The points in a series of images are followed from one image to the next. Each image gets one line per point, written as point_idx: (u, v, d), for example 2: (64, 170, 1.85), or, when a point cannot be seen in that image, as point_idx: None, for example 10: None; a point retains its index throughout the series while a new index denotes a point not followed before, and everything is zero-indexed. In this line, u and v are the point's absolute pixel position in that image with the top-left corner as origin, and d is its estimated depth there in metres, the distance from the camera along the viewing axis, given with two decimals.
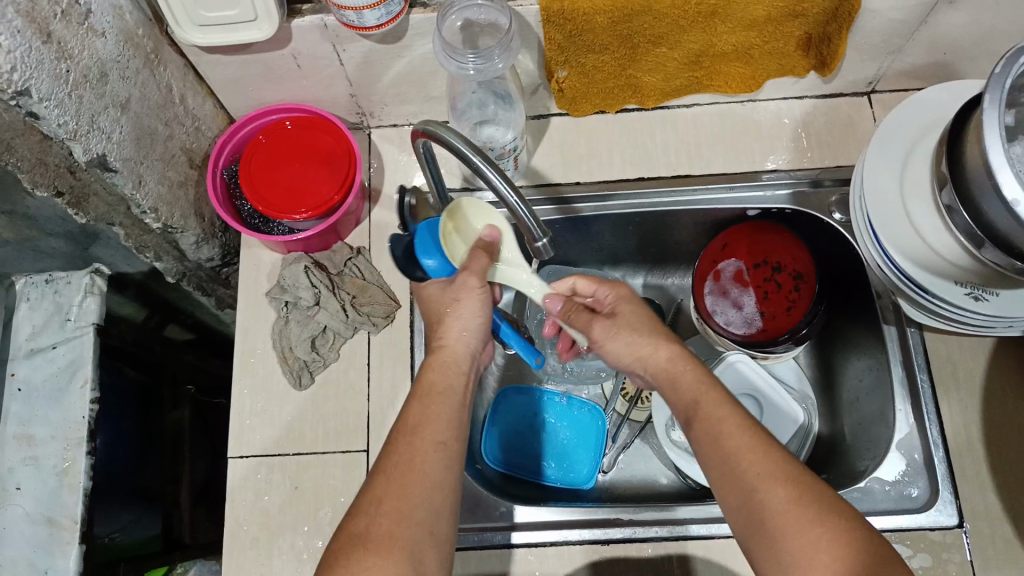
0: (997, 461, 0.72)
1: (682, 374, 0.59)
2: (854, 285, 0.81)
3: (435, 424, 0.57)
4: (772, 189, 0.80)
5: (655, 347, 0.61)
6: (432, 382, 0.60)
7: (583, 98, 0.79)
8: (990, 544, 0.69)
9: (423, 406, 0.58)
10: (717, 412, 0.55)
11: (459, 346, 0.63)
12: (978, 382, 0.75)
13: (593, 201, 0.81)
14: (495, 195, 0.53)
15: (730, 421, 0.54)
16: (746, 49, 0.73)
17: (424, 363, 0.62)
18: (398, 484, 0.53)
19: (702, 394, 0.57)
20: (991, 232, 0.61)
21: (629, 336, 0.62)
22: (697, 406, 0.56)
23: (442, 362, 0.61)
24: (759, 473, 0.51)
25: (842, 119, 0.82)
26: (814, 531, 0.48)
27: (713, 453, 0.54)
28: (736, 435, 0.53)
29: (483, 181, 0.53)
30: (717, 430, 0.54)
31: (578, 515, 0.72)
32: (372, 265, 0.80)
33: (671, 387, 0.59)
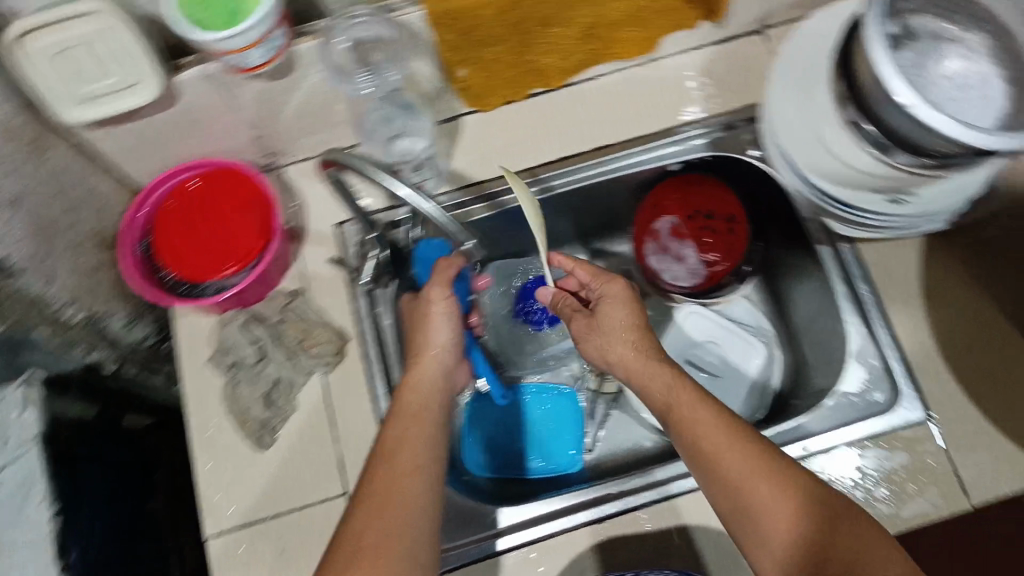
0: (950, 351, 0.75)
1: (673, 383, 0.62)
2: (785, 214, 0.82)
3: (411, 447, 0.60)
4: (687, 141, 0.81)
5: (637, 351, 0.66)
6: (409, 403, 0.65)
7: (489, 92, 0.79)
8: (959, 430, 0.72)
9: (398, 430, 0.62)
10: (747, 477, 0.56)
11: (430, 367, 0.68)
12: (917, 284, 0.77)
13: (519, 191, 0.81)
14: (417, 208, 0.63)
15: (696, 408, 0.60)
16: (636, 14, 0.73)
17: (401, 383, 0.67)
18: (375, 514, 0.55)
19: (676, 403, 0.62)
20: (896, 137, 0.65)
21: (602, 341, 0.68)
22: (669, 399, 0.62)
23: (414, 383, 0.66)
24: (727, 453, 0.57)
25: (742, 62, 0.81)
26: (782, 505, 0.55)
27: (686, 440, 0.60)
28: (704, 421, 0.59)
29: (399, 197, 0.60)
30: (687, 419, 0.60)
31: (567, 501, 0.72)
32: (313, 307, 0.79)
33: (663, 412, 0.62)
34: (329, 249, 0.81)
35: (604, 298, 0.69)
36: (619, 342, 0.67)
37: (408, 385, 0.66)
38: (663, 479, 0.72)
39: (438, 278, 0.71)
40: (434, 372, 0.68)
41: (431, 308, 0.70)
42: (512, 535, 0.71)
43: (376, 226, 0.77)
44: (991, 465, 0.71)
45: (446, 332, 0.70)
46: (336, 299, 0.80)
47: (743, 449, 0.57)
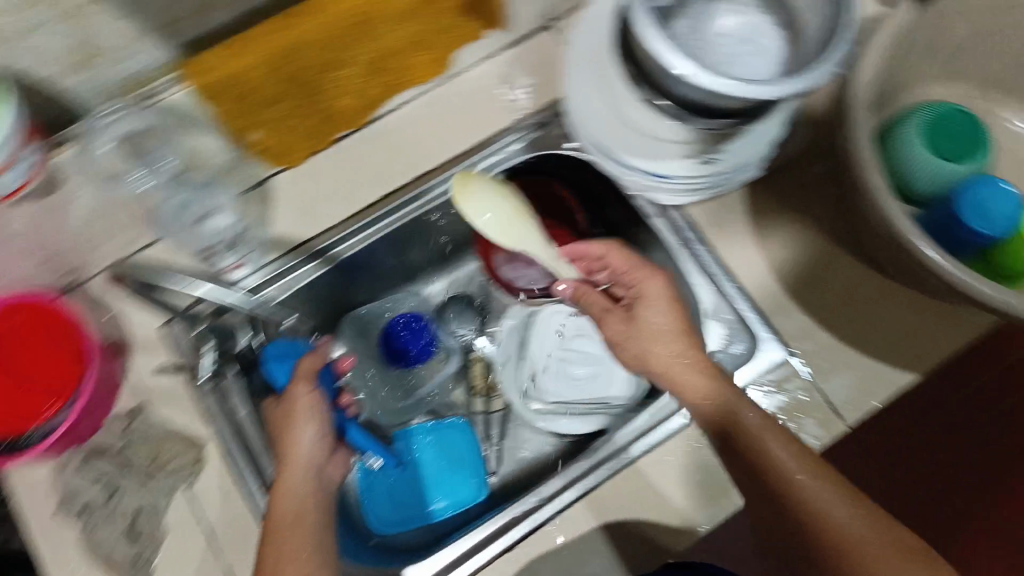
0: (795, 286, 0.79)
1: (737, 401, 0.61)
2: (611, 196, 0.84)
3: (289, 558, 0.61)
4: (505, 147, 0.80)
5: (694, 357, 0.65)
6: (281, 510, 0.65)
7: (291, 149, 0.75)
8: (818, 359, 0.77)
9: (274, 543, 0.62)
10: (832, 508, 0.54)
11: (295, 462, 0.69)
12: (749, 231, 0.81)
13: (348, 239, 0.78)
14: (224, 301, 0.71)
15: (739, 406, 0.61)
16: (418, 40, 0.71)
17: (273, 490, 0.67)
18: None
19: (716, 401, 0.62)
20: (689, 104, 0.68)
21: (644, 333, 0.67)
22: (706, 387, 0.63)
23: (281, 488, 0.66)
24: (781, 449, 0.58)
25: (539, 60, 0.81)
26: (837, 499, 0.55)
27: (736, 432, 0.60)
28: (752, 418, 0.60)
29: (201, 295, 0.69)
30: (731, 414, 0.61)
31: (478, 536, 0.72)
32: (158, 421, 0.73)
33: (728, 440, 0.61)
34: (164, 355, 0.75)
35: (635, 290, 0.71)
36: (662, 340, 0.66)
37: (281, 491, 0.66)
38: (563, 486, 0.73)
39: (302, 372, 0.73)
40: (303, 471, 0.69)
41: (296, 405, 0.71)
42: None
43: (202, 316, 0.75)
44: (853, 383, 0.76)
45: (311, 428, 0.71)
46: (183, 405, 0.74)
47: (827, 484, 0.56)
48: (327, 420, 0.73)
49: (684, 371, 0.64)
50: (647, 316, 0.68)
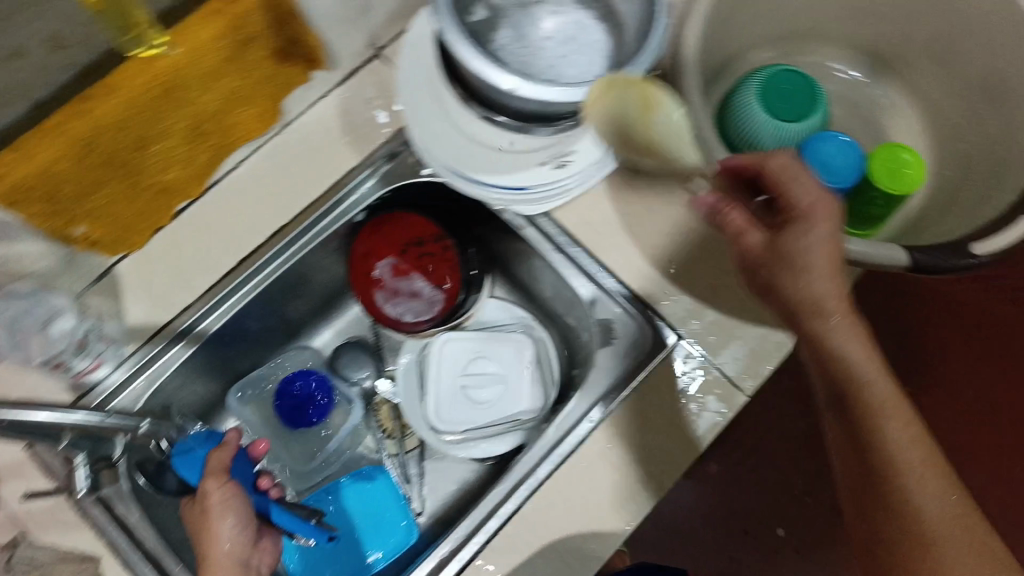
0: (678, 269, 0.78)
1: (864, 365, 0.62)
2: (476, 214, 0.85)
3: None
4: (359, 187, 0.78)
5: (840, 311, 0.62)
6: None
7: (128, 232, 0.70)
8: (710, 336, 0.76)
9: None
10: (923, 505, 0.60)
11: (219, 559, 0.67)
12: (618, 220, 0.80)
13: (213, 313, 0.76)
14: (69, 421, 0.64)
15: (839, 325, 0.62)
16: (234, 96, 0.67)
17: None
18: None
19: (821, 307, 0.61)
20: (527, 116, 0.66)
21: (823, 244, 0.60)
22: (808, 311, 0.62)
23: None
24: (881, 396, 0.62)
25: (376, 90, 0.78)
26: (920, 458, 0.61)
27: (823, 359, 0.63)
28: (858, 343, 0.62)
29: (39, 420, 0.61)
30: (828, 338, 0.62)
31: None
32: (43, 547, 0.68)
33: (840, 400, 0.63)
34: (34, 476, 0.70)
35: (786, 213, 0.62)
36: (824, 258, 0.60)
37: None
38: (484, 515, 0.74)
39: (211, 468, 0.70)
40: (228, 566, 0.67)
41: (210, 501, 0.68)
42: None
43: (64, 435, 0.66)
44: (748, 353, 0.76)
45: (229, 521, 0.68)
46: (67, 525, 0.69)
47: (927, 470, 0.61)
48: (246, 509, 0.70)
49: (837, 330, 0.62)
50: (808, 282, 0.60)
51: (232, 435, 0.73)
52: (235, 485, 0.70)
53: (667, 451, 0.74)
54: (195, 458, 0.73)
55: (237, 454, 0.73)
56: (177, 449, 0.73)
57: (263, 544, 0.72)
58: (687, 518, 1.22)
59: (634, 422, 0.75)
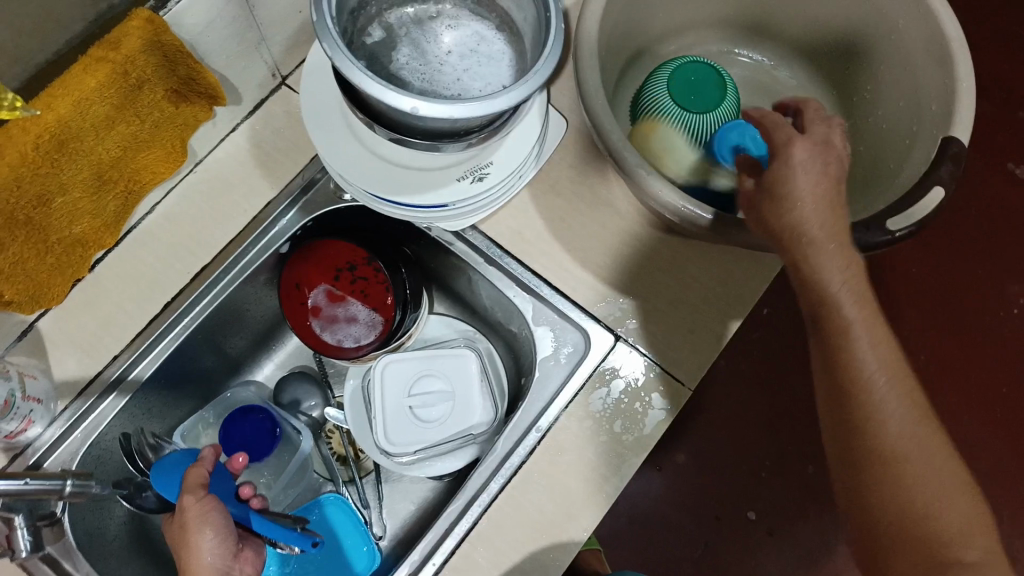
0: (610, 266, 0.78)
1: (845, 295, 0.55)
2: (410, 230, 0.85)
3: None
4: (280, 219, 0.78)
5: (830, 235, 0.55)
6: None
7: (44, 289, 0.68)
8: (646, 333, 0.76)
9: None
10: (904, 448, 0.55)
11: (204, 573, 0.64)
12: (543, 224, 0.79)
13: (144, 359, 0.75)
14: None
15: (827, 251, 0.55)
16: (134, 139, 0.66)
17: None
18: None
19: (808, 233, 0.54)
20: (436, 131, 0.65)
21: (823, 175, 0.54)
22: (802, 235, 0.55)
23: None
24: (863, 334, 0.56)
25: (283, 122, 0.78)
26: (901, 401, 0.56)
27: (808, 291, 0.57)
28: (845, 271, 0.55)
29: None
30: (811, 269, 0.55)
31: None
32: None
33: (822, 332, 0.57)
34: None
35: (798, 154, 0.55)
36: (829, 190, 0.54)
37: None
38: (448, 526, 0.73)
39: (189, 484, 0.68)
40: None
41: (187, 516, 0.65)
42: None
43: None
44: (687, 345, 0.76)
45: (208, 535, 0.65)
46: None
47: (908, 413, 0.56)
48: (226, 522, 0.67)
49: (829, 259, 0.55)
50: (801, 208, 0.54)
51: (208, 452, 0.72)
52: (213, 499, 0.67)
53: (616, 449, 0.73)
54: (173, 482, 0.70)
55: (215, 471, 0.72)
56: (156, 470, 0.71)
57: (246, 554, 0.69)
58: (661, 512, 1.21)
59: (583, 425, 0.74)
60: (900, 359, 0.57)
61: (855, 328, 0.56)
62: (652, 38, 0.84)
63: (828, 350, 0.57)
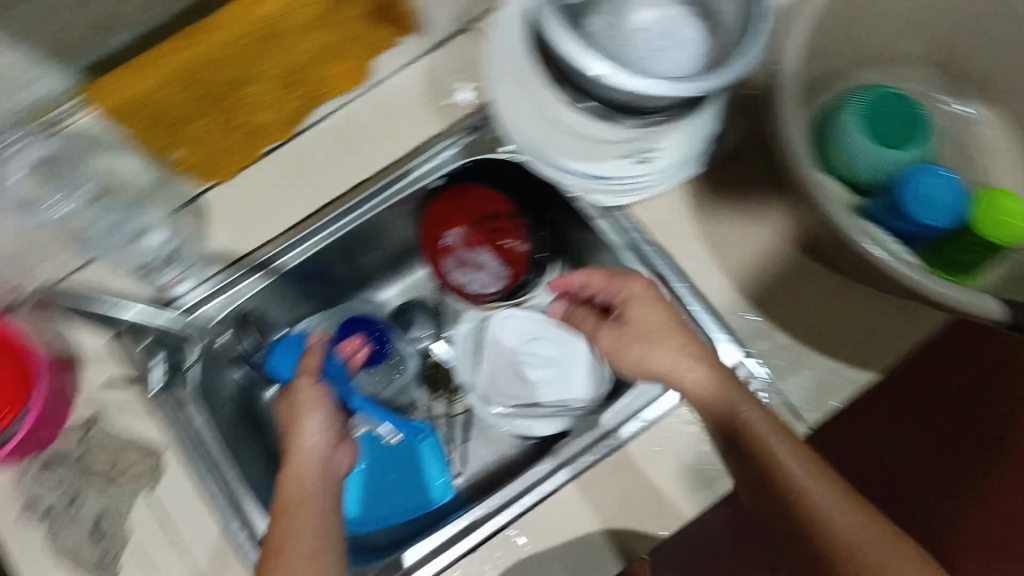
0: (752, 280, 0.76)
1: (776, 441, 0.58)
2: (554, 197, 0.82)
3: (301, 538, 0.61)
4: (439, 154, 0.79)
5: (717, 372, 0.63)
6: (290, 496, 0.64)
7: (217, 165, 0.74)
8: (777, 357, 0.74)
9: (287, 524, 0.62)
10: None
11: (305, 455, 0.68)
12: (695, 221, 0.77)
13: (289, 252, 0.79)
14: (150, 323, 0.73)
15: (741, 398, 0.61)
16: (328, 50, 0.69)
17: (280, 477, 0.67)
18: None
19: (716, 387, 0.62)
20: (615, 103, 0.64)
21: (654, 336, 0.66)
22: (714, 397, 0.62)
23: (292, 477, 0.66)
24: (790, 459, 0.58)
25: (466, 59, 0.79)
26: (843, 512, 0.56)
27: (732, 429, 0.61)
28: (757, 416, 0.60)
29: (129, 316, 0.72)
30: (735, 417, 0.60)
31: (455, 527, 0.72)
32: (115, 433, 0.75)
33: (748, 457, 0.59)
34: (110, 368, 0.76)
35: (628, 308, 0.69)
36: (666, 327, 0.66)
37: (290, 477, 0.66)
38: (531, 482, 0.73)
39: (307, 368, 0.75)
40: (311, 463, 0.68)
41: (299, 398, 0.72)
42: None
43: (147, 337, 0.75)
44: (810, 381, 0.73)
45: (317, 417, 0.71)
46: (137, 418, 0.75)
47: (851, 508, 0.56)
48: (333, 411, 0.72)
49: (720, 409, 0.61)
50: (652, 350, 0.66)
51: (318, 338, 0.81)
52: (323, 388, 0.74)
53: (709, 465, 0.71)
54: (290, 359, 0.82)
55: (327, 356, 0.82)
56: (277, 349, 0.83)
57: (346, 446, 0.73)
58: None
59: (685, 429, 0.72)
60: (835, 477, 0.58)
61: (771, 443, 0.59)
62: (858, 59, 0.79)
63: (749, 461, 0.59)
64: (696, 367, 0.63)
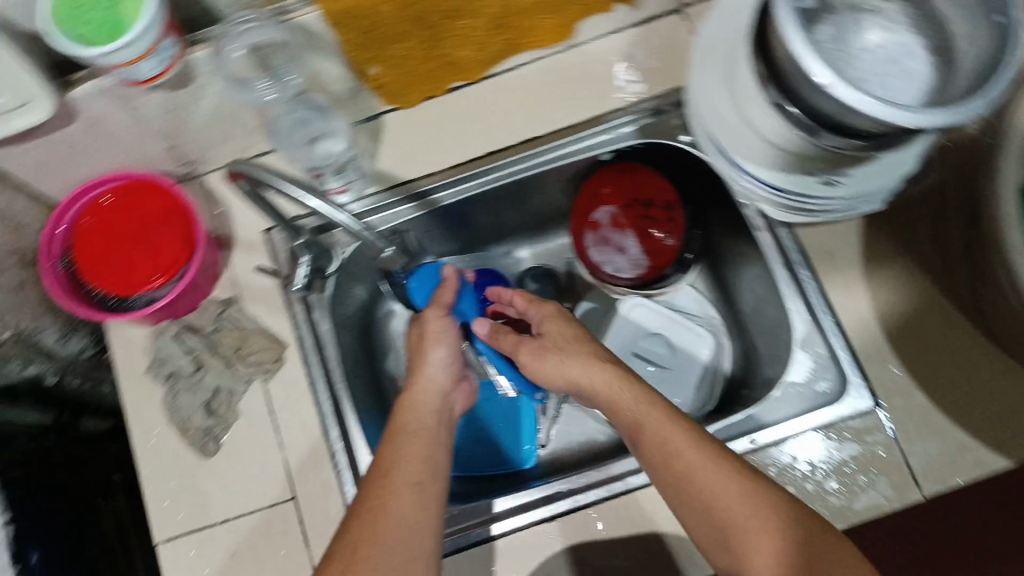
0: (904, 332, 0.72)
1: (708, 478, 0.55)
2: (719, 200, 0.81)
3: (408, 463, 0.61)
4: (616, 129, 0.79)
5: (638, 399, 0.59)
6: (406, 422, 0.65)
7: (406, 88, 0.76)
8: (908, 416, 0.70)
9: (395, 448, 0.62)
10: None
11: (426, 386, 0.69)
12: (859, 258, 0.75)
13: (449, 188, 0.80)
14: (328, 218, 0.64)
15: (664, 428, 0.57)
16: (544, 2, 0.69)
17: (399, 406, 0.68)
18: (372, 532, 0.56)
19: (642, 411, 0.59)
20: (820, 118, 0.61)
21: (561, 355, 0.65)
22: (639, 419, 0.58)
23: (411, 404, 0.67)
24: (723, 499, 0.54)
25: (666, 42, 0.78)
26: None
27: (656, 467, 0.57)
28: (683, 447, 0.56)
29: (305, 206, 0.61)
30: (663, 449, 0.56)
31: (543, 491, 0.73)
32: (248, 317, 0.79)
33: (687, 499, 0.55)
34: (260, 256, 0.80)
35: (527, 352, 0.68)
36: (577, 355, 0.64)
37: (409, 402, 0.67)
38: (628, 469, 0.73)
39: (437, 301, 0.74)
40: (430, 394, 0.69)
41: (426, 328, 0.73)
42: (479, 530, 0.72)
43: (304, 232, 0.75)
44: (938, 451, 0.69)
45: (442, 351, 0.71)
46: (272, 308, 0.79)
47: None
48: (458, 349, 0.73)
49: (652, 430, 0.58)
50: (562, 364, 0.64)
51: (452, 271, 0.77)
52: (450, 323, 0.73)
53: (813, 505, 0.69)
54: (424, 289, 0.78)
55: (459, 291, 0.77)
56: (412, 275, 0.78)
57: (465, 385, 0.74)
58: None
59: (793, 464, 0.70)
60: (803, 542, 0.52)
61: (705, 492, 0.54)
62: None
63: (698, 509, 0.55)
64: (602, 366, 0.62)
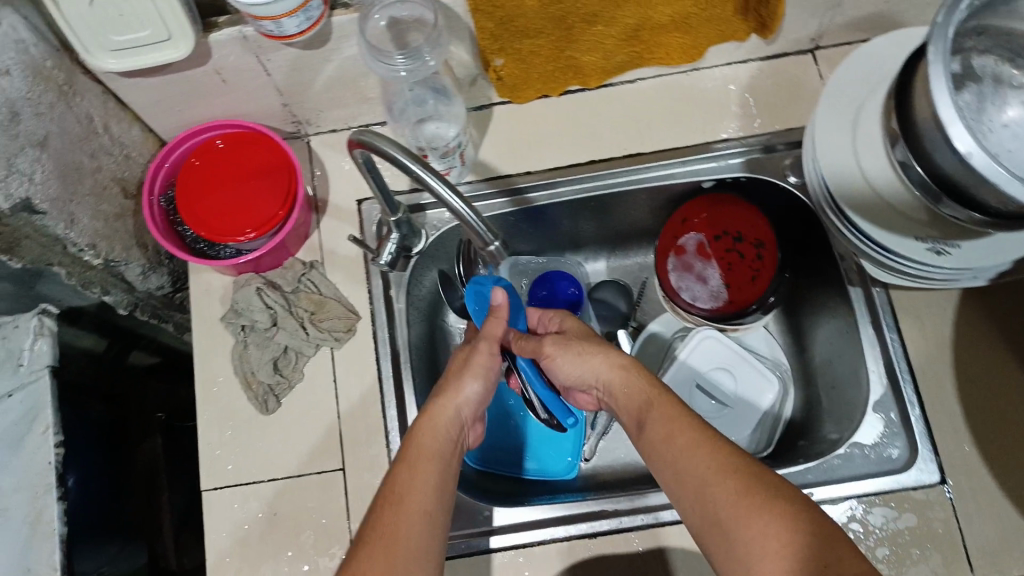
0: (983, 412, 0.71)
1: (692, 454, 0.54)
2: (815, 246, 0.81)
3: (422, 491, 0.57)
4: (724, 159, 0.78)
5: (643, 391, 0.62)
6: (424, 444, 0.61)
7: (524, 84, 0.76)
8: (973, 495, 0.69)
9: (410, 472, 0.59)
10: None
11: (448, 411, 0.64)
12: (947, 328, 0.74)
13: (545, 189, 0.80)
14: (443, 203, 0.59)
15: (662, 413, 0.58)
16: (683, 19, 0.69)
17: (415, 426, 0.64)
18: (383, 558, 0.52)
19: (653, 395, 0.60)
20: (945, 184, 0.60)
21: (579, 346, 0.66)
22: (647, 407, 0.60)
23: (432, 426, 0.63)
24: (706, 469, 0.53)
25: (787, 80, 0.79)
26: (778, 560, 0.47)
27: (655, 452, 0.57)
28: (684, 432, 0.56)
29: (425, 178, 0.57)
30: (660, 435, 0.57)
31: (573, 509, 0.73)
32: (328, 282, 0.79)
33: (676, 480, 0.55)
34: (348, 224, 0.81)
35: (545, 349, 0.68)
36: (595, 345, 0.66)
37: (428, 420, 0.63)
38: (664, 503, 0.72)
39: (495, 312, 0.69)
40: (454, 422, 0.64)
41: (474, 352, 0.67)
42: (484, 539, 0.72)
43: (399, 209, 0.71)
44: (1000, 537, 0.67)
45: (475, 387, 0.66)
46: (351, 277, 0.80)
47: (781, 547, 0.47)
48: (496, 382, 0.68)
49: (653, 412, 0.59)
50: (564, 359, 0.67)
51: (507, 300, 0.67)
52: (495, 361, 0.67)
53: None
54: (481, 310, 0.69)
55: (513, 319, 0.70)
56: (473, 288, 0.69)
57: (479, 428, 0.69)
58: None
59: (848, 525, 0.69)
60: (786, 514, 0.49)
61: (688, 470, 0.54)
62: None
63: (685, 491, 0.54)
64: (619, 354, 0.65)
